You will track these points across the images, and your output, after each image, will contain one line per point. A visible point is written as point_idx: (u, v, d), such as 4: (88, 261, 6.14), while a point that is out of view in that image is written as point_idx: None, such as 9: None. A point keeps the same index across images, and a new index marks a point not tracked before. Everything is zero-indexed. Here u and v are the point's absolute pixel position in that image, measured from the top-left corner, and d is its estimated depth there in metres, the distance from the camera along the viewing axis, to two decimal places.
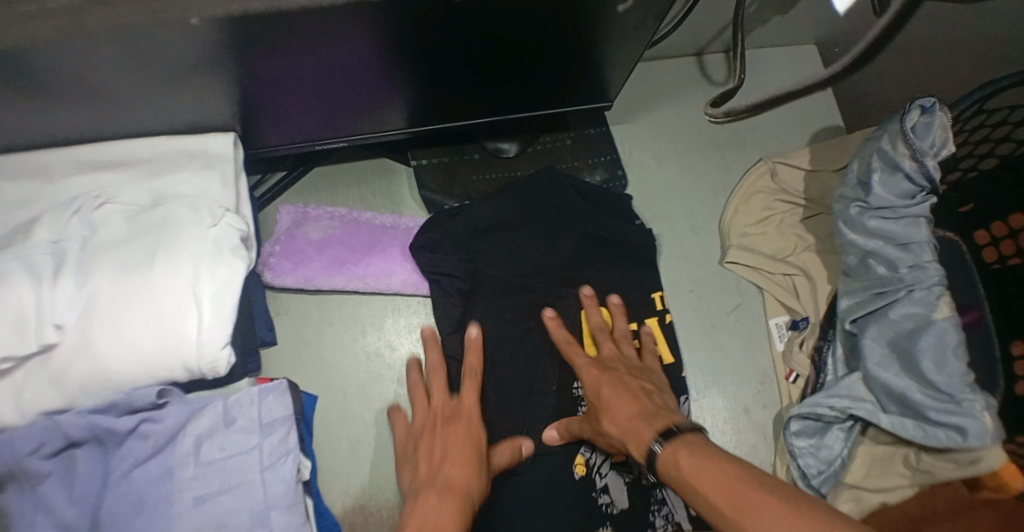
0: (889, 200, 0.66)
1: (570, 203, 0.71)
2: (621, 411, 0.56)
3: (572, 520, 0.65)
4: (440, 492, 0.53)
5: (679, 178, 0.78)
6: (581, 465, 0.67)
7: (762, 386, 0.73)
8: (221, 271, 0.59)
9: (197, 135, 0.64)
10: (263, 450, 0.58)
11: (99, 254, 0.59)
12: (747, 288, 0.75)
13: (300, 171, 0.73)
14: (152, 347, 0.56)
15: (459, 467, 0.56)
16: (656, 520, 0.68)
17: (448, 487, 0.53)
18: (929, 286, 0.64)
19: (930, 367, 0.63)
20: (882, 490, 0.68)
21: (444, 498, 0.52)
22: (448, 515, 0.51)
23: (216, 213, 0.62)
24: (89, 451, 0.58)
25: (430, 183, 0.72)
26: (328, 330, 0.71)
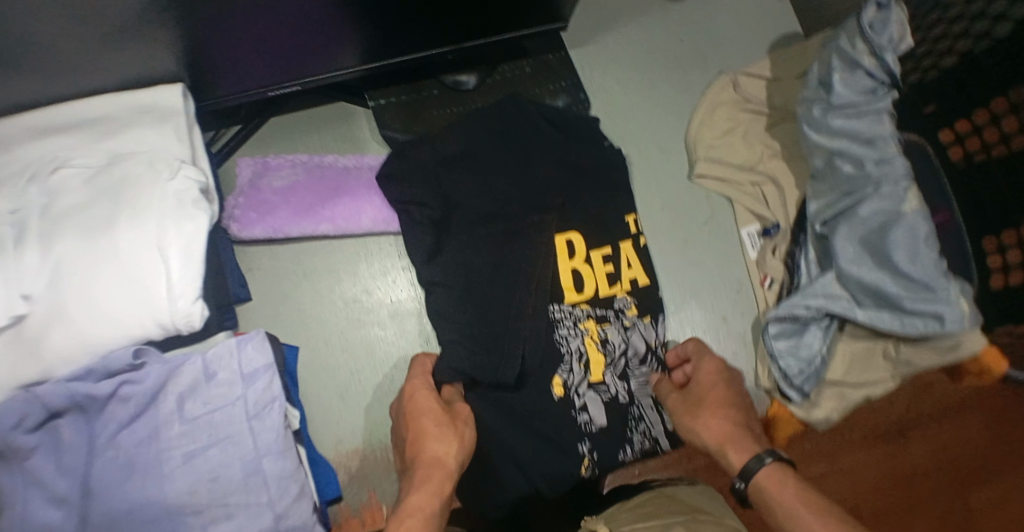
0: (849, 98, 0.66)
1: (533, 132, 0.71)
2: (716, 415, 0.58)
3: (564, 441, 0.67)
4: (426, 466, 0.52)
5: (644, 99, 0.77)
6: (559, 386, 0.68)
7: (739, 295, 0.74)
8: (186, 225, 0.56)
9: (146, 89, 0.61)
10: (248, 400, 0.57)
11: (57, 220, 0.57)
12: (718, 201, 0.76)
13: (256, 123, 0.72)
14: (124, 307, 0.54)
15: (441, 436, 0.55)
16: (632, 434, 0.70)
17: (433, 460, 0.53)
18: (895, 181, 0.64)
19: (903, 259, 0.63)
20: (866, 386, 0.69)
21: (429, 471, 0.51)
22: (434, 489, 0.50)
23: (173, 167, 0.59)
24: (73, 420, 0.56)
25: (392, 122, 0.70)
26: (303, 280, 0.70)
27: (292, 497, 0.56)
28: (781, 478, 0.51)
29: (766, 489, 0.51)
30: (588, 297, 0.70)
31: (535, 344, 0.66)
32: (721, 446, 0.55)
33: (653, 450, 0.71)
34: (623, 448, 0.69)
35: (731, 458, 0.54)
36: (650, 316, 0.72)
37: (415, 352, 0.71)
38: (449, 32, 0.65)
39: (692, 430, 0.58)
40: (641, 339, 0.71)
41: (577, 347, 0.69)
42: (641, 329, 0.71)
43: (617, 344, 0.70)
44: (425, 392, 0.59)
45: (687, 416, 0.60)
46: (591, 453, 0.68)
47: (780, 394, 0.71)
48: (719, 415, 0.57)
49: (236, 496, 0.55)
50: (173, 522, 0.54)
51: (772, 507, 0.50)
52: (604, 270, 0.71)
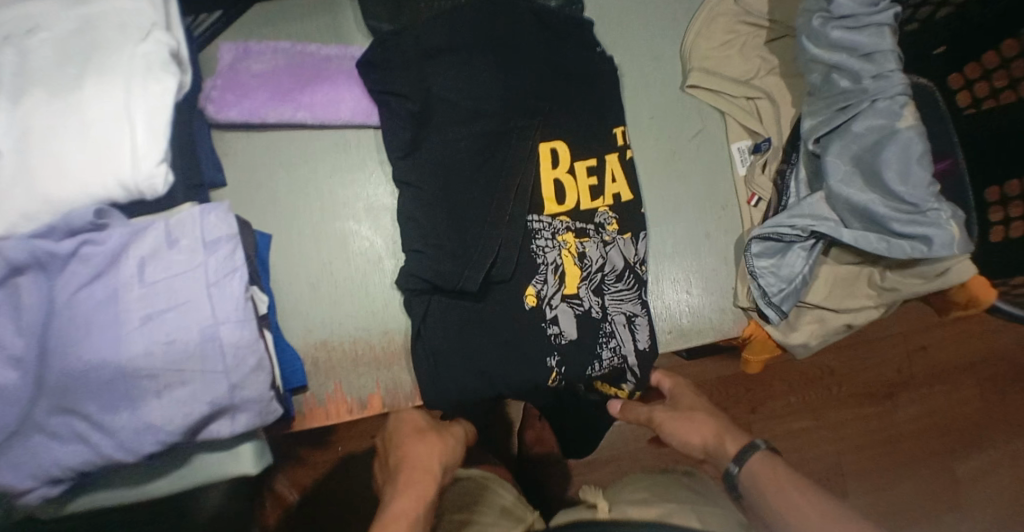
0: (852, 9, 0.63)
1: (526, 30, 0.69)
2: (700, 421, 0.63)
3: (533, 349, 0.65)
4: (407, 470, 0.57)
5: (640, 8, 0.74)
6: (531, 296, 0.66)
7: (724, 212, 0.72)
8: (153, 87, 0.56)
9: None
10: (209, 267, 0.57)
11: (26, 77, 0.56)
12: (710, 116, 0.73)
13: (238, 8, 0.70)
14: (88, 164, 0.54)
15: (423, 442, 0.61)
16: (603, 351, 0.67)
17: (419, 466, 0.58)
18: (892, 96, 0.61)
19: (894, 178, 0.60)
20: (846, 311, 0.68)
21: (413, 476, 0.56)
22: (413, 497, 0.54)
23: (144, 31, 0.58)
24: (34, 279, 0.55)
25: (377, 11, 0.68)
26: (279, 169, 0.69)
27: (249, 368, 0.57)
28: (770, 463, 0.57)
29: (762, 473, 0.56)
30: (569, 208, 0.67)
31: (511, 246, 0.65)
32: (720, 439, 0.61)
33: (626, 368, 0.68)
34: (593, 364, 0.66)
35: (727, 447, 0.60)
36: (628, 233, 0.69)
37: (390, 249, 0.70)
38: None
39: (682, 429, 0.63)
40: (619, 254, 0.68)
41: (552, 257, 0.66)
42: (620, 245, 0.69)
43: (592, 258, 0.68)
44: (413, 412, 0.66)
45: (677, 418, 0.64)
46: (559, 367, 0.65)
47: (758, 313, 0.69)
48: (704, 417, 0.63)
49: (193, 361, 0.56)
50: (129, 384, 0.54)
51: (761, 491, 0.55)
52: (587, 184, 0.68)
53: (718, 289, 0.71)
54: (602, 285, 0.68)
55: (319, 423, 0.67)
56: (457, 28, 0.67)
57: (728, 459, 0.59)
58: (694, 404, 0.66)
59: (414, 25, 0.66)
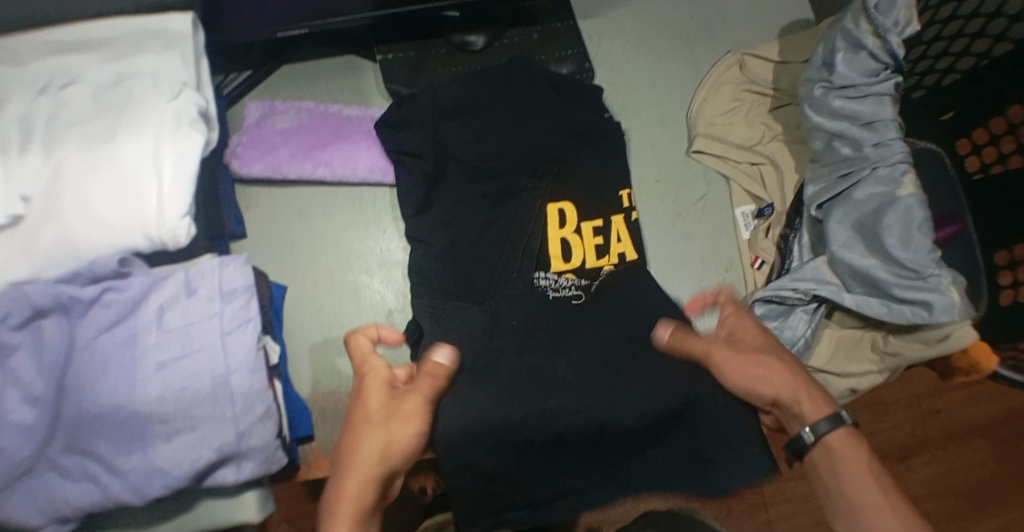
0: (852, 79, 0.65)
1: (539, 93, 0.71)
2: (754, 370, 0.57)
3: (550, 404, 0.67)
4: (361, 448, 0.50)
5: (648, 74, 0.77)
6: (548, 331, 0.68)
7: (728, 274, 0.73)
8: (180, 142, 0.59)
9: (156, 16, 0.63)
10: (225, 316, 0.59)
11: (61, 130, 0.59)
12: (714, 179, 0.75)
13: (267, 69, 0.74)
14: (114, 212, 0.57)
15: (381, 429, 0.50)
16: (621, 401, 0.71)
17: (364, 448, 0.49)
18: (892, 164, 0.63)
19: (895, 244, 0.61)
20: (850, 376, 0.68)
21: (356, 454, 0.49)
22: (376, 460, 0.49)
23: (175, 89, 0.61)
24: (56, 321, 0.57)
25: (397, 75, 0.72)
26: (298, 222, 0.72)
27: (257, 417, 0.58)
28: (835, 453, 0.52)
29: (835, 450, 0.52)
30: (575, 266, 0.68)
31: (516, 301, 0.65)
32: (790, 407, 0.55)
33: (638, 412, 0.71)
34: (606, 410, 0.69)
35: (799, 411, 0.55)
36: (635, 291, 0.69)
37: (399, 302, 0.71)
38: None
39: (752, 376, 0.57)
40: None
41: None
42: None
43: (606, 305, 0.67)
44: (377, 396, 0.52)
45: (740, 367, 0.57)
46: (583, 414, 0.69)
47: None
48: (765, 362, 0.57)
49: (203, 407, 0.57)
50: (140, 426, 0.56)
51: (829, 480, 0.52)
52: (593, 242, 0.70)
53: None
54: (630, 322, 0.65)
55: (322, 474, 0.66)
56: (471, 92, 0.70)
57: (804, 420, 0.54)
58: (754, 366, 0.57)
59: (431, 89, 0.69)
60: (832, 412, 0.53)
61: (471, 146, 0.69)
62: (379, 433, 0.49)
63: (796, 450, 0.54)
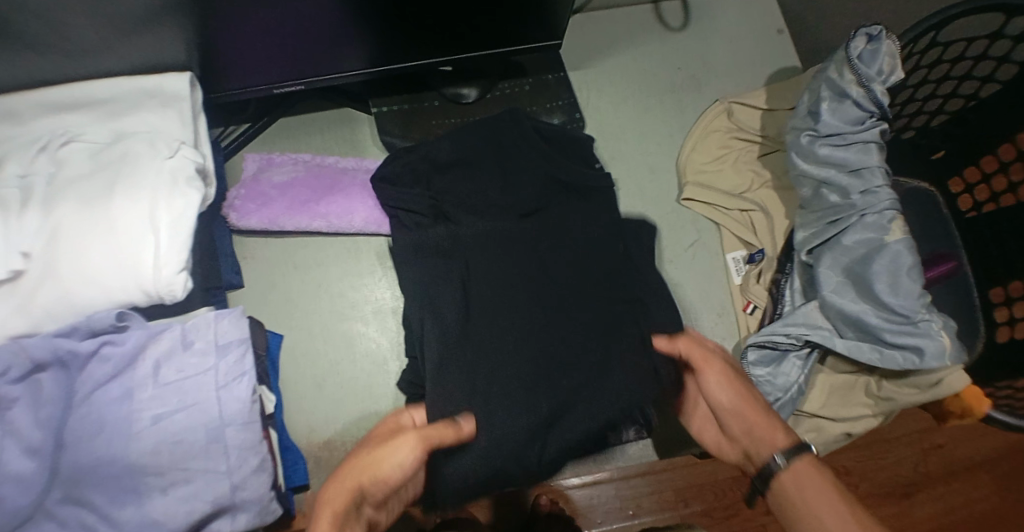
0: (838, 127, 0.67)
1: (530, 145, 0.73)
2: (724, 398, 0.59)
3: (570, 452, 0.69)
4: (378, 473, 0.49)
5: (637, 123, 0.79)
6: None
7: (720, 319, 0.74)
8: (176, 202, 0.60)
9: (156, 75, 0.66)
10: (219, 370, 0.59)
11: (61, 189, 0.61)
12: (704, 226, 0.76)
13: (264, 122, 0.76)
14: (110, 270, 0.58)
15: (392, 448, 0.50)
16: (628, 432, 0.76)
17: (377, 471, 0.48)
18: (880, 211, 0.64)
19: (884, 290, 0.62)
20: (844, 420, 0.68)
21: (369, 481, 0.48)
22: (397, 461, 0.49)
23: (172, 146, 0.63)
24: (54, 375, 0.58)
25: (391, 128, 0.74)
26: (293, 273, 0.73)
27: (250, 469, 0.59)
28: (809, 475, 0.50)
29: (791, 485, 0.51)
30: None
31: (507, 352, 0.66)
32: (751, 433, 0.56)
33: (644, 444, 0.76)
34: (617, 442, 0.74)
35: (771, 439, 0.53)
36: None
37: (394, 350, 0.72)
38: (445, 41, 0.68)
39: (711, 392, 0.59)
40: None
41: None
42: None
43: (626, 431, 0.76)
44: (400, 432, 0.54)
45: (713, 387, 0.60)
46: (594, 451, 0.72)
47: None
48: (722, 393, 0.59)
49: (196, 462, 0.57)
50: (135, 481, 0.56)
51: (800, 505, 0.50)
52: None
53: None
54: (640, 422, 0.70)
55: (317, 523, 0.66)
56: (463, 145, 0.72)
57: (773, 448, 0.53)
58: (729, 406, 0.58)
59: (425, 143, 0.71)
60: (798, 442, 0.53)
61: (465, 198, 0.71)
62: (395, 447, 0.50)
63: (766, 477, 0.53)
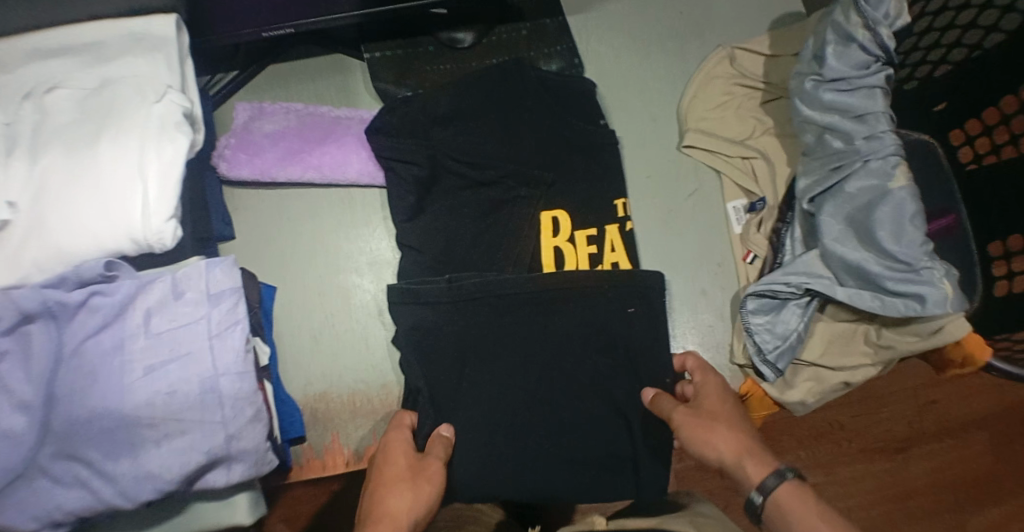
0: (842, 72, 0.65)
1: (534, 96, 0.71)
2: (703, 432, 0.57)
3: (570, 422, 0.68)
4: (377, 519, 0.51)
5: (638, 70, 0.77)
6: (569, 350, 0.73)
7: (720, 269, 0.73)
8: (166, 147, 0.58)
9: (143, 18, 0.63)
10: (212, 320, 0.58)
11: (47, 137, 0.59)
12: (705, 175, 0.75)
13: (254, 69, 0.74)
14: (102, 219, 0.56)
15: (400, 490, 0.54)
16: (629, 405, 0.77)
17: (387, 515, 0.51)
18: (884, 157, 0.62)
19: (886, 237, 0.61)
20: (844, 369, 0.67)
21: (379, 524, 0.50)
22: None
23: (160, 92, 0.61)
24: (44, 328, 0.57)
25: (385, 75, 0.72)
26: (286, 224, 0.71)
27: (246, 419, 0.58)
28: (799, 497, 0.52)
29: (779, 517, 0.53)
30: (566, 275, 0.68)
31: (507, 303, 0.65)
32: (740, 457, 0.55)
33: None
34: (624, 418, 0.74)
35: (748, 469, 0.54)
36: (627, 293, 0.66)
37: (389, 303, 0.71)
38: None
39: (700, 442, 0.57)
40: None
41: (562, 319, 0.66)
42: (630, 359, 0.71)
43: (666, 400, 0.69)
44: (397, 452, 0.58)
45: (695, 425, 0.58)
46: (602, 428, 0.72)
47: (755, 371, 0.69)
48: (728, 427, 0.57)
49: (191, 412, 0.56)
50: (131, 432, 0.55)
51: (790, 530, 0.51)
52: (587, 251, 0.69)
53: (715, 345, 0.71)
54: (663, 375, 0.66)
55: (315, 474, 0.67)
56: (462, 94, 0.70)
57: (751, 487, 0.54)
58: (714, 425, 0.57)
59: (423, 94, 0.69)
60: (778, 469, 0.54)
61: (462, 148, 0.68)
62: (404, 492, 0.53)
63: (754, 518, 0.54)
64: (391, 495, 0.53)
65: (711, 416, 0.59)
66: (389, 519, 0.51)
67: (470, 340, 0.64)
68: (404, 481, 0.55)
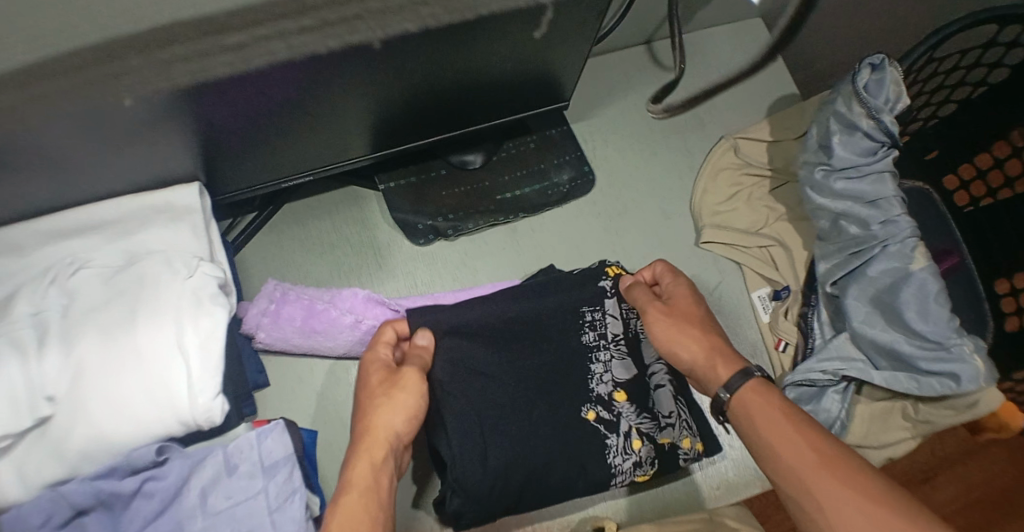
0: (851, 160, 0.67)
1: (556, 214, 0.77)
2: (687, 336, 0.60)
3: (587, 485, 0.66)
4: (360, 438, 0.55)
5: (645, 168, 0.80)
6: (592, 412, 0.67)
7: (754, 359, 0.75)
8: (203, 321, 0.59)
9: (160, 191, 0.61)
10: (269, 493, 0.59)
11: (79, 322, 0.58)
12: (726, 266, 0.77)
13: (270, 210, 0.74)
14: (146, 406, 0.56)
15: (380, 404, 0.57)
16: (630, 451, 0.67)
17: (372, 429, 0.56)
18: (902, 240, 0.64)
19: (915, 318, 0.63)
20: (885, 446, 0.69)
21: (369, 443, 0.54)
22: (369, 464, 0.53)
23: (190, 265, 0.62)
24: (98, 517, 0.57)
25: (402, 204, 0.74)
26: (319, 365, 0.72)
27: None
28: (762, 397, 0.53)
29: (749, 403, 0.54)
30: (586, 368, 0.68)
31: (523, 421, 0.65)
32: (711, 360, 0.58)
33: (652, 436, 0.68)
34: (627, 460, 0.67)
35: (718, 372, 0.57)
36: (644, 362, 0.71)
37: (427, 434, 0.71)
38: (457, 119, 0.68)
39: (673, 342, 0.60)
40: (631, 420, 0.68)
41: (606, 390, 0.68)
42: (627, 413, 0.68)
43: (673, 441, 0.69)
44: (375, 355, 0.62)
45: (666, 329, 0.61)
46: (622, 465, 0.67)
47: None
48: (686, 332, 0.60)
49: None
50: None
51: (753, 419, 0.53)
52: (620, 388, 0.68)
53: None
54: (647, 394, 0.70)
55: None
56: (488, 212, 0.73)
57: (719, 383, 0.56)
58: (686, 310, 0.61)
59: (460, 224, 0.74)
60: (744, 370, 0.55)
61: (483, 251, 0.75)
62: (383, 407, 0.57)
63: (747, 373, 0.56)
64: (377, 406, 0.57)
65: (685, 316, 0.61)
66: (373, 434, 0.55)
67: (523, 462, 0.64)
68: (383, 358, 0.62)
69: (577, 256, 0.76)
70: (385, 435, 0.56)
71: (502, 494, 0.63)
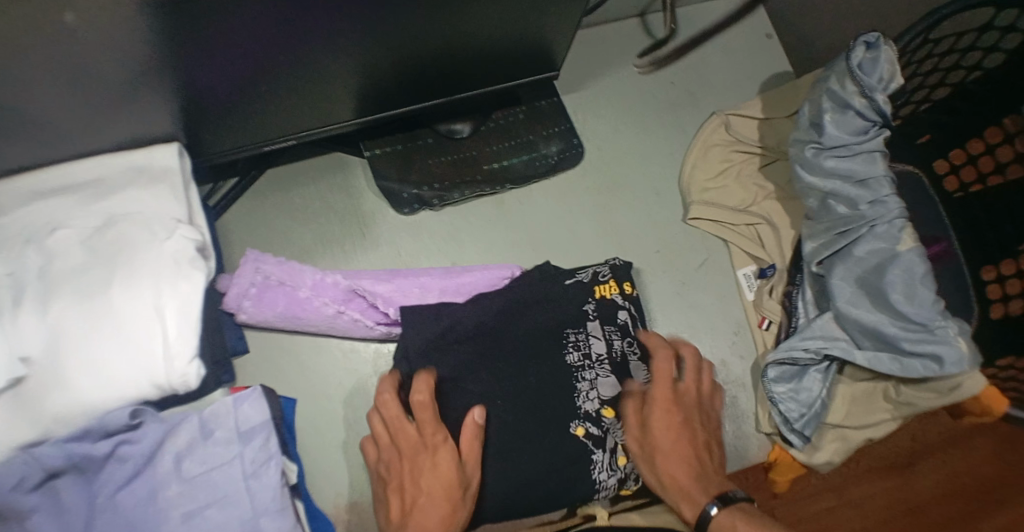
0: (842, 139, 0.66)
1: (545, 187, 0.76)
2: (668, 459, 0.61)
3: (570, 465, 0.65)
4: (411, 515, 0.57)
5: (636, 144, 0.80)
6: (582, 428, 0.65)
7: (737, 337, 0.75)
8: (182, 285, 0.58)
9: (142, 149, 0.62)
10: (245, 458, 0.58)
11: (54, 282, 0.56)
12: (713, 243, 0.77)
13: (253, 175, 0.73)
14: (122, 368, 0.55)
15: (428, 468, 0.59)
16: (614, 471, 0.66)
17: (417, 507, 0.57)
18: (890, 221, 0.64)
19: (899, 300, 0.62)
20: (866, 427, 0.69)
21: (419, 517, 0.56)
22: None
23: (169, 227, 0.60)
24: (72, 480, 0.56)
25: (389, 172, 0.73)
26: (301, 334, 0.72)
27: None
28: (734, 521, 0.55)
29: (726, 522, 0.55)
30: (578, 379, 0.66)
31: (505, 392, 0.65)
32: (680, 490, 0.60)
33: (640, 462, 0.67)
34: (608, 480, 0.66)
35: (685, 500, 0.59)
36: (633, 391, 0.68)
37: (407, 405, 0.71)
38: (445, 87, 0.67)
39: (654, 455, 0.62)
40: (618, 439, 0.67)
41: (594, 407, 0.66)
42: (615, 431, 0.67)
43: None
44: (392, 406, 0.62)
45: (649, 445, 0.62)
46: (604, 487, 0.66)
47: (782, 439, 0.70)
48: (669, 461, 0.61)
49: None
50: None
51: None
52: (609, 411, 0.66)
53: (740, 416, 0.73)
54: None
55: None
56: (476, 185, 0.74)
57: (698, 500, 0.58)
58: (667, 411, 0.63)
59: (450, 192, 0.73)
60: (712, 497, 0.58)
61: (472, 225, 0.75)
62: (427, 471, 0.59)
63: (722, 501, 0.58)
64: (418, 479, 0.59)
65: (672, 423, 0.62)
66: (426, 503, 0.57)
67: (503, 435, 0.64)
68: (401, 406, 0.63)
69: (565, 230, 0.75)
70: (437, 509, 0.57)
71: (487, 471, 0.62)
